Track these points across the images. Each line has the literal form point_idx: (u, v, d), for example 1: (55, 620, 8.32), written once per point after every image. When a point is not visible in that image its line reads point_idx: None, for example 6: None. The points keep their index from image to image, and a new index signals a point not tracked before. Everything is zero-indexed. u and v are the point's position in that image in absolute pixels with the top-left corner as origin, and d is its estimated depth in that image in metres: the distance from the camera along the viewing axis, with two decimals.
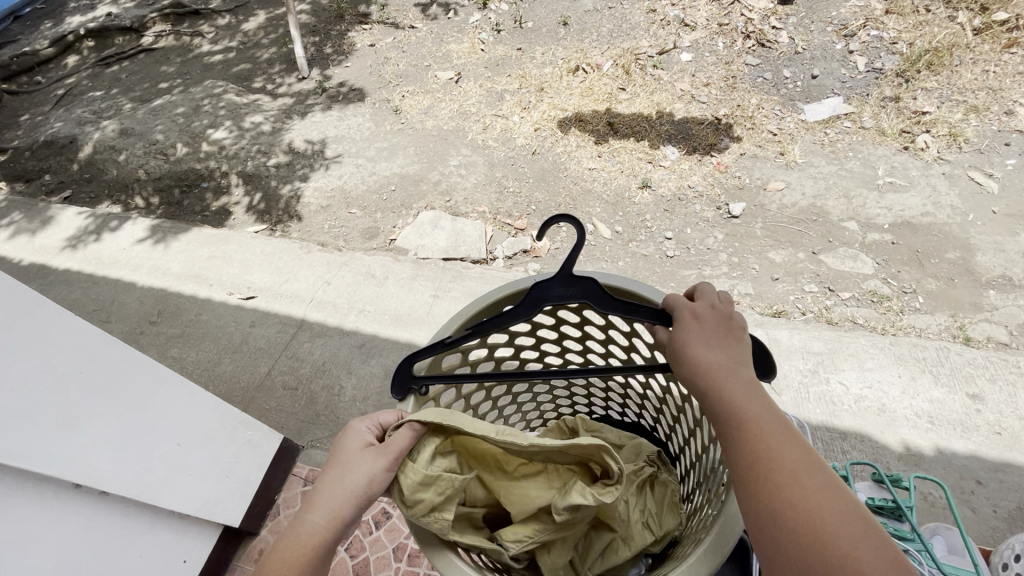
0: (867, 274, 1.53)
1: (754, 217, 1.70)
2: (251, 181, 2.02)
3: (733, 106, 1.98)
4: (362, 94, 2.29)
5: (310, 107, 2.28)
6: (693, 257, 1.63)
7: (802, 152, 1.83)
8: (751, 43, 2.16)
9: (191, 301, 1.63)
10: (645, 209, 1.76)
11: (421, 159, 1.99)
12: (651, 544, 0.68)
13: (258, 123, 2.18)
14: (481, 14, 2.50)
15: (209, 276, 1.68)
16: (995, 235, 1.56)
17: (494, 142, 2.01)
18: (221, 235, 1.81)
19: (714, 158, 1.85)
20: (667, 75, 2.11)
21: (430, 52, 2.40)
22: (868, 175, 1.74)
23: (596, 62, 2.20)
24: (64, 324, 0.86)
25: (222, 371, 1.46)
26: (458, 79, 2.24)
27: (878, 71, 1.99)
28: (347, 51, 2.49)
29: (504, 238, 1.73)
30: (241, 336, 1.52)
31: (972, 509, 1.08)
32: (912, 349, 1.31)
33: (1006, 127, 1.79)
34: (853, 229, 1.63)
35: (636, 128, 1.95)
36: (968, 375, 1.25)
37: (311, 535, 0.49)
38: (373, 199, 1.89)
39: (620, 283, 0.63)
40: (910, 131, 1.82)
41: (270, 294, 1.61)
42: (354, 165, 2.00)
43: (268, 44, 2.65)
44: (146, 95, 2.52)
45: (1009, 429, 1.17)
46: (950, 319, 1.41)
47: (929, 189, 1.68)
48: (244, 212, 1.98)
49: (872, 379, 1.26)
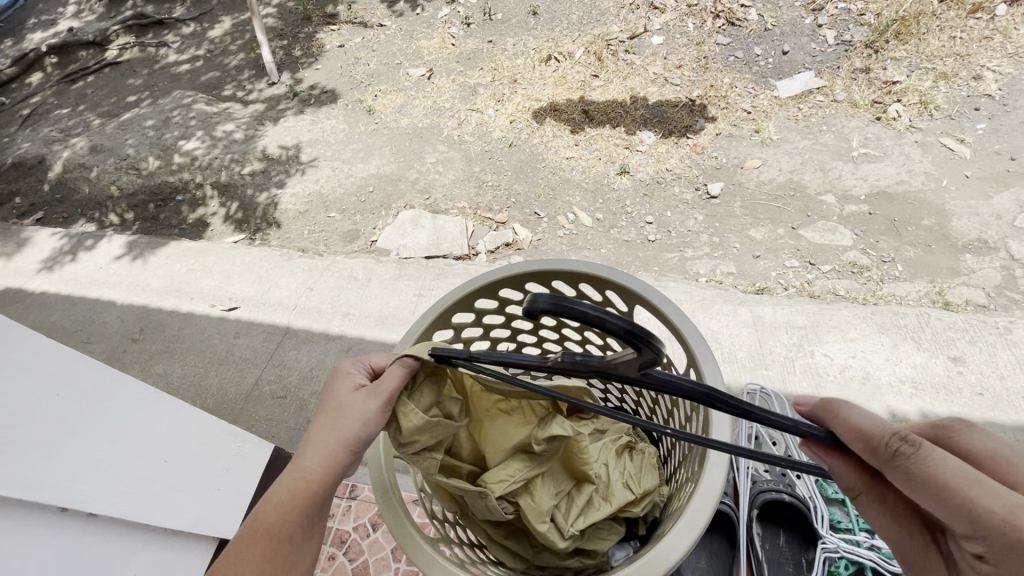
0: (846, 245, 1.54)
1: (733, 196, 1.71)
2: (227, 191, 1.99)
3: (706, 87, 1.98)
4: (334, 95, 2.26)
5: (282, 112, 2.25)
6: (674, 239, 1.64)
7: (777, 128, 1.84)
8: (721, 22, 2.15)
9: (173, 316, 1.60)
10: (625, 195, 1.76)
11: (398, 158, 1.98)
12: (630, 503, 0.68)
13: (230, 131, 2.15)
14: (450, 8, 2.48)
15: (190, 289, 1.66)
16: (969, 199, 1.58)
17: (470, 136, 2.00)
18: (200, 247, 1.78)
19: (690, 140, 1.85)
20: (639, 59, 2.10)
21: (400, 50, 2.37)
22: (843, 147, 1.75)
23: (567, 50, 2.19)
24: (51, 356, 0.91)
25: (209, 384, 1.45)
26: (430, 76, 2.22)
27: (847, 44, 2.00)
28: (316, 53, 2.46)
29: (486, 233, 1.72)
30: (226, 347, 1.51)
31: None
32: (893, 316, 1.32)
33: (975, 92, 1.80)
34: (830, 201, 1.65)
35: (611, 114, 1.95)
36: (949, 339, 1.27)
37: (315, 470, 0.49)
38: (352, 202, 1.88)
39: (593, 270, 0.62)
40: (882, 101, 1.83)
41: (253, 303, 1.59)
42: (330, 169, 1.98)
43: (235, 50, 2.61)
44: (114, 109, 2.47)
45: (990, 389, 1.19)
46: (928, 285, 1.43)
47: (902, 157, 1.70)
48: (222, 223, 1.95)
49: (855, 349, 1.28)
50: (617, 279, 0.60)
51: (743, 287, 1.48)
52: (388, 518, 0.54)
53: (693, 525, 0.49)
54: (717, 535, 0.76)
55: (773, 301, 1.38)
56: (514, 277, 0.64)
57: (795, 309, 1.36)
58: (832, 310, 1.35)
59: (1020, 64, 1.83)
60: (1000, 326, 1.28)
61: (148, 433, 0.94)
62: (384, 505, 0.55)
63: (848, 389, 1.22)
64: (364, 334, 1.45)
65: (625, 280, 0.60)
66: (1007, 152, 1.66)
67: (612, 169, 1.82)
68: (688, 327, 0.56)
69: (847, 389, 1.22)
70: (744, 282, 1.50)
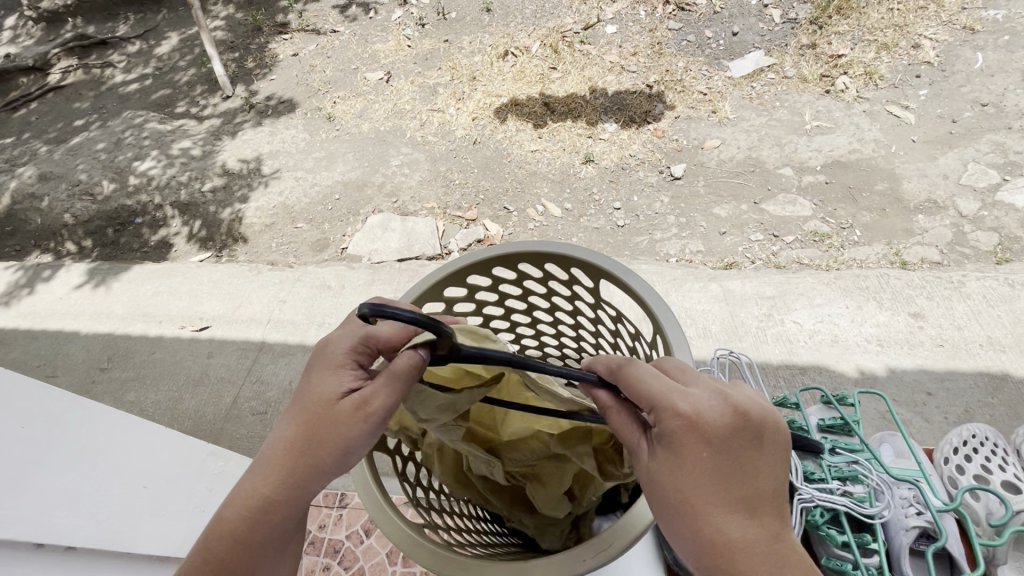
0: (807, 215, 1.59)
1: (695, 176, 1.75)
2: (189, 210, 1.94)
3: (662, 72, 2.01)
4: (292, 105, 2.23)
5: (239, 125, 2.20)
6: (642, 223, 1.67)
7: (733, 108, 1.88)
8: (671, 8, 2.20)
9: (142, 341, 1.56)
10: (591, 183, 1.78)
11: (362, 163, 1.96)
12: None
13: (187, 148, 2.10)
14: (403, 10, 2.47)
15: (158, 313, 1.62)
16: (917, 162, 1.65)
17: (433, 136, 1.99)
18: (164, 269, 1.73)
19: (651, 125, 1.88)
20: (595, 49, 2.13)
21: (356, 54, 2.35)
22: (797, 122, 1.81)
23: (524, 44, 2.20)
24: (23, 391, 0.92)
25: (186, 407, 1.41)
26: (388, 79, 2.21)
27: (793, 22, 2.06)
28: (270, 64, 2.41)
29: (457, 231, 1.72)
30: (200, 368, 1.47)
31: (925, 419, 1.15)
32: (856, 280, 1.37)
33: (915, 60, 1.88)
34: (788, 174, 1.70)
35: (572, 105, 1.97)
36: (908, 297, 1.33)
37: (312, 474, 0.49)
38: (319, 211, 1.85)
39: (555, 251, 0.63)
40: (830, 75, 1.89)
41: (224, 321, 1.56)
42: (294, 179, 1.95)
43: (185, 66, 2.54)
44: (62, 135, 2.38)
45: (950, 340, 1.25)
46: (886, 247, 1.49)
47: (853, 127, 1.76)
48: (186, 242, 1.90)
49: (823, 314, 1.32)
50: (578, 256, 0.61)
51: (712, 263, 1.52)
52: (371, 507, 0.55)
53: None
54: None
55: (741, 275, 1.42)
56: (482, 262, 0.64)
57: (762, 281, 1.40)
58: (798, 279, 1.39)
59: (954, 31, 1.92)
60: (953, 280, 1.34)
61: (125, 458, 0.91)
62: (366, 495, 0.56)
63: (819, 353, 1.26)
64: None
65: (589, 257, 0.61)
66: (949, 115, 1.74)
67: (577, 159, 1.84)
68: (650, 294, 0.58)
69: (817, 352, 1.26)
70: (713, 260, 1.53)
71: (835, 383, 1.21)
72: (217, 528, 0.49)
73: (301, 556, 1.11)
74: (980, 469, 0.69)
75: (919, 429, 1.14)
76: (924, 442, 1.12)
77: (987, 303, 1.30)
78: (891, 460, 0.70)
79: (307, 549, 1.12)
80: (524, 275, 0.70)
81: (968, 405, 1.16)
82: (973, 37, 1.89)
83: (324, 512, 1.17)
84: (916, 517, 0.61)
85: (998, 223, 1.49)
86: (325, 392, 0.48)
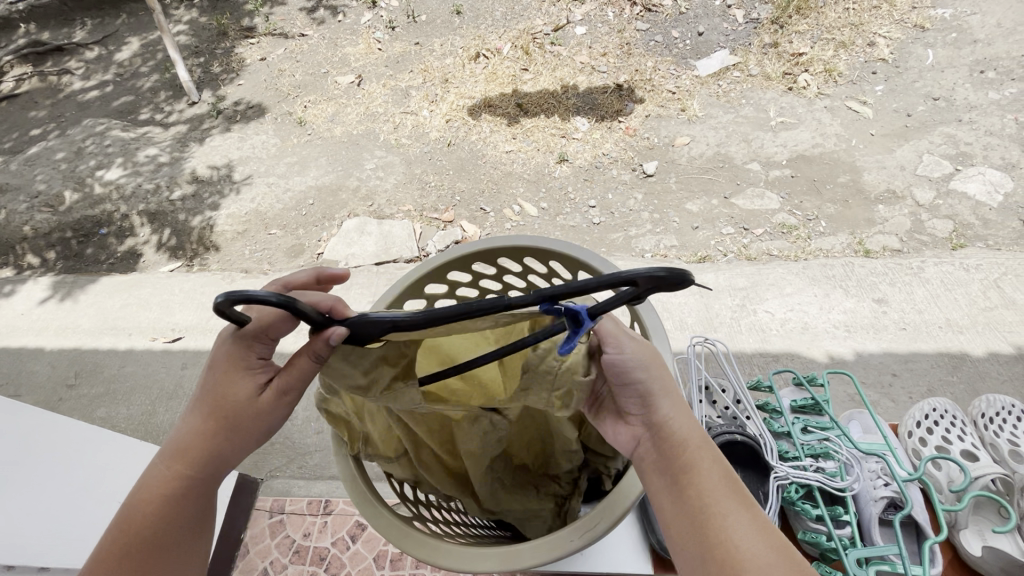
0: (775, 209, 1.64)
1: (667, 172, 1.78)
2: (156, 219, 1.89)
3: (631, 72, 2.05)
4: (261, 109, 2.19)
5: (207, 131, 2.15)
6: (618, 220, 1.69)
7: (701, 106, 1.93)
8: (638, 9, 2.24)
9: (112, 356, 1.51)
10: (566, 182, 1.80)
11: (335, 167, 1.94)
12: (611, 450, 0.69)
13: (154, 156, 2.04)
14: (372, 13, 2.45)
15: (127, 326, 1.57)
16: (876, 154, 1.72)
17: (407, 139, 1.98)
18: (133, 281, 1.69)
19: (622, 123, 1.91)
20: (566, 50, 2.16)
21: (325, 58, 2.32)
22: (762, 118, 1.86)
23: (495, 46, 2.21)
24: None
25: (161, 420, 1.38)
26: (360, 82, 2.19)
27: (755, 22, 2.13)
28: (237, 69, 2.37)
29: (434, 232, 1.72)
30: (174, 381, 1.44)
31: (891, 399, 1.20)
32: (822, 269, 1.42)
33: (871, 57, 1.96)
34: (756, 169, 1.75)
35: (545, 105, 1.99)
36: (872, 283, 1.38)
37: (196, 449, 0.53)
38: (293, 216, 1.83)
39: (531, 244, 0.64)
40: (792, 73, 1.96)
41: (198, 331, 1.52)
42: (266, 185, 1.93)
43: (147, 71, 2.47)
44: (17, 145, 2.29)
45: (912, 323, 1.31)
46: (850, 237, 1.55)
47: (815, 123, 1.82)
48: (155, 252, 1.83)
49: (793, 303, 1.36)
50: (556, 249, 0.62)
51: (687, 258, 1.55)
52: (361, 502, 0.56)
53: None
54: None
55: (715, 269, 1.45)
56: (463, 258, 0.65)
57: (734, 273, 1.44)
58: (768, 270, 1.44)
59: (906, 29, 2.01)
60: (913, 266, 1.41)
61: (100, 474, 0.89)
62: (354, 491, 0.57)
63: (790, 340, 1.30)
64: None
65: (568, 250, 0.62)
66: (904, 110, 1.82)
67: (552, 159, 1.86)
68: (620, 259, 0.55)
69: (789, 340, 1.30)
70: (687, 254, 1.57)
71: (806, 368, 1.25)
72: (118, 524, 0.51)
73: (286, 566, 1.10)
74: (941, 438, 0.73)
75: (886, 409, 1.19)
76: (892, 421, 1.17)
77: (944, 287, 1.36)
78: (859, 436, 0.74)
79: (292, 559, 1.10)
80: (504, 269, 0.71)
81: (930, 384, 1.22)
82: (924, 34, 1.98)
83: (308, 520, 1.15)
84: (883, 489, 0.65)
85: (953, 211, 1.57)
86: (225, 394, 0.51)
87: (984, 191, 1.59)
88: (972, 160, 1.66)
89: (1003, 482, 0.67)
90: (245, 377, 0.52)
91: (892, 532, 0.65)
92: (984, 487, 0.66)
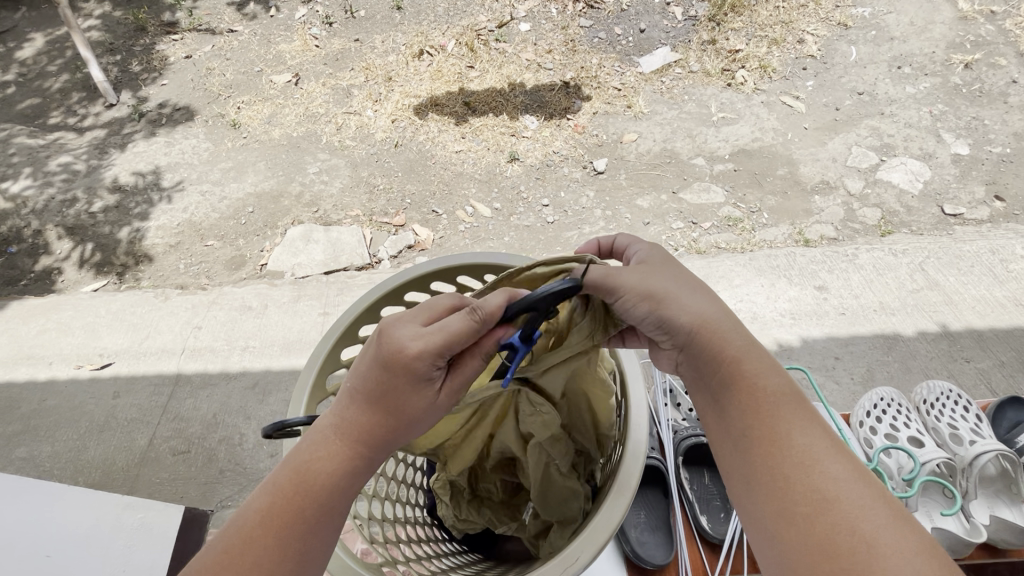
0: (720, 202, 1.70)
1: (617, 169, 1.80)
2: (74, 234, 1.72)
3: (577, 69, 2.05)
4: (190, 112, 2.04)
5: (129, 136, 1.99)
6: (573, 217, 1.69)
7: (646, 102, 1.96)
8: (581, 5, 2.24)
9: (30, 388, 1.37)
10: (518, 181, 1.78)
11: (275, 172, 1.84)
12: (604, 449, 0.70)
13: (67, 164, 1.86)
14: (307, 8, 2.33)
15: (46, 353, 1.42)
16: (810, 147, 1.81)
17: (352, 141, 1.91)
18: (51, 304, 1.53)
19: (571, 121, 1.92)
20: (511, 47, 2.13)
21: (259, 56, 2.20)
22: (704, 114, 1.92)
23: (439, 43, 2.15)
24: None
25: (91, 456, 1.26)
26: (297, 81, 2.09)
27: (693, 19, 2.18)
28: (159, 67, 2.20)
29: (385, 238, 1.66)
30: (105, 412, 1.32)
31: (834, 381, 1.27)
32: (767, 260, 1.48)
33: (801, 54, 2.05)
34: (701, 164, 1.80)
35: (493, 104, 1.96)
36: (813, 271, 1.45)
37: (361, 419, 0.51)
38: (231, 226, 1.72)
39: (476, 259, 0.75)
40: (730, 69, 2.02)
41: (129, 356, 1.40)
42: (199, 193, 1.80)
43: (55, 71, 2.25)
44: None
45: (850, 308, 1.39)
46: (791, 228, 1.62)
47: (753, 117, 1.90)
48: (74, 270, 1.67)
49: (742, 294, 1.41)
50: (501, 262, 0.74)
51: None
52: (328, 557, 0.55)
53: (624, 489, 0.55)
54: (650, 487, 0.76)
55: None
56: (420, 277, 0.75)
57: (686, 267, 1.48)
58: (717, 263, 1.49)
59: (831, 27, 2.11)
60: (848, 254, 1.49)
61: (7, 538, 0.79)
62: None
63: None
64: (270, 365, 1.36)
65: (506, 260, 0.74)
66: (833, 104, 1.92)
67: (502, 158, 1.84)
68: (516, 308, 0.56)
69: None
70: None
71: None
72: (266, 519, 0.48)
73: None
74: (890, 426, 0.79)
75: (831, 391, 1.25)
76: (841, 404, 1.23)
77: (877, 271, 1.45)
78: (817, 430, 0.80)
79: None
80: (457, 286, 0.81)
81: (869, 365, 1.29)
82: (847, 32, 2.10)
83: None
84: None
85: (880, 200, 1.67)
86: (405, 403, 0.50)
87: (907, 180, 1.71)
88: (895, 151, 1.78)
89: (947, 465, 0.73)
90: (424, 387, 0.50)
91: None
92: (931, 471, 0.72)
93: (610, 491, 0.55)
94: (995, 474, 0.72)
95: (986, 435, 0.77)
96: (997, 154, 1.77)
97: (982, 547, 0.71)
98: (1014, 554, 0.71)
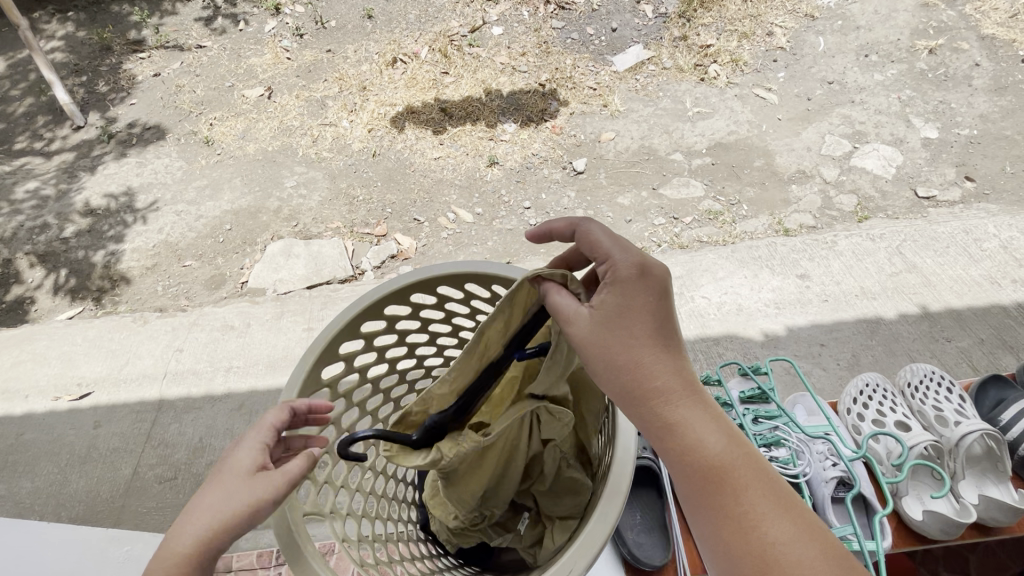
0: (700, 196, 1.71)
1: (596, 168, 1.81)
2: (46, 262, 1.67)
3: (552, 70, 2.06)
4: (161, 130, 2.01)
5: (99, 158, 1.94)
6: (556, 219, 1.69)
7: (622, 101, 1.97)
8: (553, 7, 2.25)
9: (6, 423, 1.32)
10: (498, 185, 1.78)
11: (252, 188, 1.82)
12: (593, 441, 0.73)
13: (36, 190, 1.81)
14: (276, 20, 2.31)
15: (22, 386, 1.38)
16: (785, 137, 1.83)
17: (328, 152, 1.89)
18: (25, 334, 1.49)
19: (549, 123, 1.92)
20: (485, 51, 2.13)
21: (229, 70, 2.17)
22: (680, 109, 1.93)
23: (412, 50, 2.14)
24: None
25: (74, 489, 1.22)
26: (270, 95, 2.06)
27: (664, 16, 2.20)
28: (127, 87, 2.15)
29: (367, 248, 1.65)
30: (87, 442, 1.28)
31: (821, 367, 1.28)
32: (749, 251, 1.49)
33: (771, 46, 2.08)
34: (679, 159, 1.81)
35: (469, 109, 1.95)
36: (794, 260, 1.47)
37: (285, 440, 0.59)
38: (209, 245, 1.69)
39: (460, 269, 0.74)
40: (702, 64, 2.04)
41: (110, 383, 1.37)
42: (175, 213, 1.77)
43: (19, 95, 2.19)
44: None
45: (832, 295, 1.40)
46: (770, 218, 1.64)
47: (728, 111, 1.92)
48: (48, 298, 1.63)
49: (726, 286, 1.42)
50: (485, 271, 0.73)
51: None
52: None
53: (618, 487, 0.54)
54: (645, 487, 0.75)
55: None
56: (424, 281, 0.74)
57: (669, 263, 1.48)
58: (701, 257, 1.49)
59: (798, 19, 2.15)
60: (828, 241, 1.51)
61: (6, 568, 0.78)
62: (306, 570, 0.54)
63: (728, 322, 1.36)
64: (255, 385, 1.33)
65: (486, 270, 0.73)
66: (804, 94, 1.95)
67: (482, 163, 1.83)
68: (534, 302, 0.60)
69: (726, 322, 1.36)
70: None
71: (744, 348, 1.31)
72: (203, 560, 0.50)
73: None
74: (876, 413, 0.80)
75: (818, 378, 1.27)
76: (829, 391, 1.25)
77: (856, 257, 1.47)
78: (805, 420, 0.80)
79: None
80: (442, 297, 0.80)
81: (854, 350, 1.31)
82: (814, 23, 2.13)
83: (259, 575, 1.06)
84: (833, 469, 0.71)
85: (856, 186, 1.70)
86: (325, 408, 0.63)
87: (880, 165, 1.74)
88: (867, 138, 1.81)
89: (934, 447, 0.74)
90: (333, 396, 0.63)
91: (845, 510, 0.71)
92: (919, 455, 0.73)
93: (605, 490, 0.55)
94: (982, 453, 0.72)
95: (969, 415, 0.78)
96: (965, 136, 1.81)
97: (973, 526, 0.71)
98: (1005, 532, 0.72)
